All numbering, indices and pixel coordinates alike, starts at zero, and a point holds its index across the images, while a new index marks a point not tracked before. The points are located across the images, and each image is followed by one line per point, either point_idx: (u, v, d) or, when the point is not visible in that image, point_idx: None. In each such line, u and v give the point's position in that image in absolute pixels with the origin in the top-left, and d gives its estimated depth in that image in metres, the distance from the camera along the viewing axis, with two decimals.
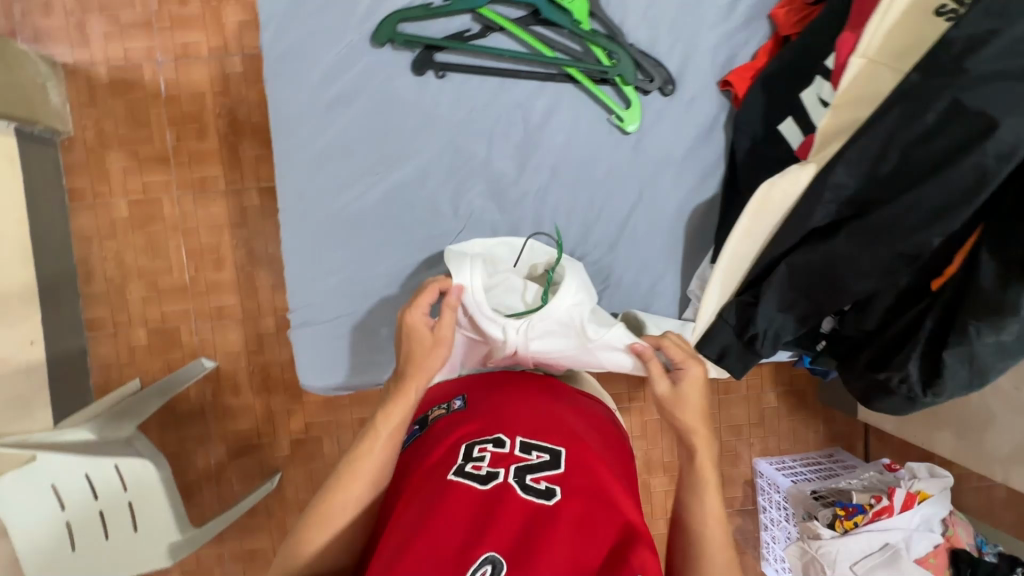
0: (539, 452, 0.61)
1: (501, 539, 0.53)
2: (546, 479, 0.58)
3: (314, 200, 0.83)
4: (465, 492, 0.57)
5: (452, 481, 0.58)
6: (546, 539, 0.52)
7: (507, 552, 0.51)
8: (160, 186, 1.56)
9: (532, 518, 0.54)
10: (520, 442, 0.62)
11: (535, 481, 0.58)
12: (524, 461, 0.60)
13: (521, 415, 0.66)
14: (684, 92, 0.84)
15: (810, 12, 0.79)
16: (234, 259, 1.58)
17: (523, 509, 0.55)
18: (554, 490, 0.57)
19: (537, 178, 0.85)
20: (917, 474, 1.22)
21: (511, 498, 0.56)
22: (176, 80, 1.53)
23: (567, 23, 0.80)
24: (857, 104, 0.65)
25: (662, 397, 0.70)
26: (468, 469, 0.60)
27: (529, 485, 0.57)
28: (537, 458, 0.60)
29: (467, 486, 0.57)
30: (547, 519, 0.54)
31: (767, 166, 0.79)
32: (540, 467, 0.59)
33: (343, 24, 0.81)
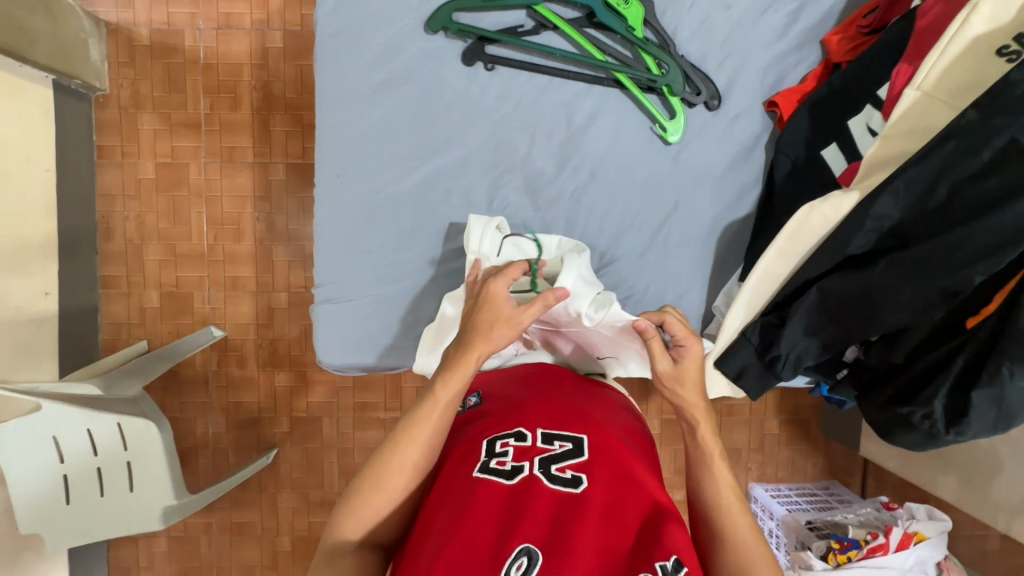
0: (561, 442, 0.61)
1: (534, 531, 0.53)
2: (571, 469, 0.58)
3: (351, 178, 0.83)
4: (492, 487, 0.57)
5: (479, 478, 0.58)
6: (578, 529, 0.53)
7: (542, 543, 0.52)
8: (189, 152, 1.56)
9: (562, 507, 0.55)
10: (541, 433, 0.62)
11: (560, 471, 0.58)
12: (547, 452, 0.60)
13: (542, 406, 0.66)
14: (729, 109, 0.85)
15: (863, 42, 0.79)
16: (254, 231, 1.58)
17: (553, 499, 0.56)
18: (580, 479, 0.58)
19: (574, 179, 0.85)
20: (915, 515, 1.21)
21: (539, 491, 0.56)
22: (216, 49, 1.54)
23: (621, 28, 0.81)
24: (908, 137, 0.65)
25: (662, 373, 0.67)
26: (492, 465, 0.60)
27: (555, 476, 0.58)
28: (560, 448, 0.60)
29: (494, 483, 0.58)
30: (578, 509, 0.55)
31: (806, 190, 0.79)
32: (564, 457, 0.60)
33: (399, 7, 0.82)
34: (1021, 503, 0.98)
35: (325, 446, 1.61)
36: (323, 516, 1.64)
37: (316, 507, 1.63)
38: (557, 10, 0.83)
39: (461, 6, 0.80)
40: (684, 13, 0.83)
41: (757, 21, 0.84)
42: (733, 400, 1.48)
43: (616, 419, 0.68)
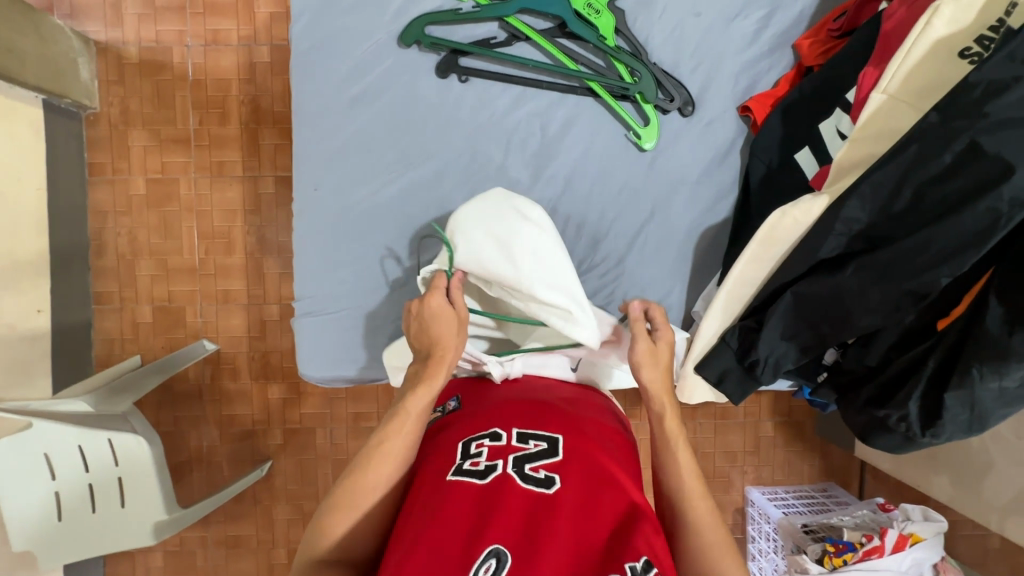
0: (536, 441, 0.62)
1: (504, 532, 0.52)
2: (545, 468, 0.59)
3: (329, 192, 0.84)
4: (466, 488, 0.57)
5: (453, 480, 0.58)
6: (550, 525, 0.52)
7: (512, 544, 0.51)
8: (179, 168, 1.58)
9: (535, 506, 0.55)
10: (516, 434, 0.62)
11: (533, 470, 0.59)
12: (521, 451, 0.60)
13: (519, 410, 0.66)
14: (703, 115, 0.85)
15: (833, 46, 0.80)
16: (245, 244, 1.59)
17: (526, 499, 0.56)
18: (553, 479, 0.57)
19: (551, 188, 0.86)
20: (911, 516, 1.21)
21: (512, 489, 0.56)
22: (204, 65, 1.56)
23: (592, 38, 0.81)
24: (875, 140, 0.65)
25: (637, 358, 0.68)
26: (467, 467, 0.60)
27: (528, 474, 0.58)
28: (534, 447, 0.61)
29: (467, 484, 0.57)
30: (551, 505, 0.55)
31: (781, 194, 0.79)
32: (538, 457, 0.60)
33: (373, 22, 0.82)
34: (1013, 503, 0.97)
35: (319, 457, 1.61)
36: None
37: (312, 518, 1.63)
38: (528, 21, 0.83)
39: (433, 20, 0.81)
40: (655, 21, 0.84)
41: (729, 27, 0.84)
42: (725, 403, 1.48)
43: (594, 420, 0.68)
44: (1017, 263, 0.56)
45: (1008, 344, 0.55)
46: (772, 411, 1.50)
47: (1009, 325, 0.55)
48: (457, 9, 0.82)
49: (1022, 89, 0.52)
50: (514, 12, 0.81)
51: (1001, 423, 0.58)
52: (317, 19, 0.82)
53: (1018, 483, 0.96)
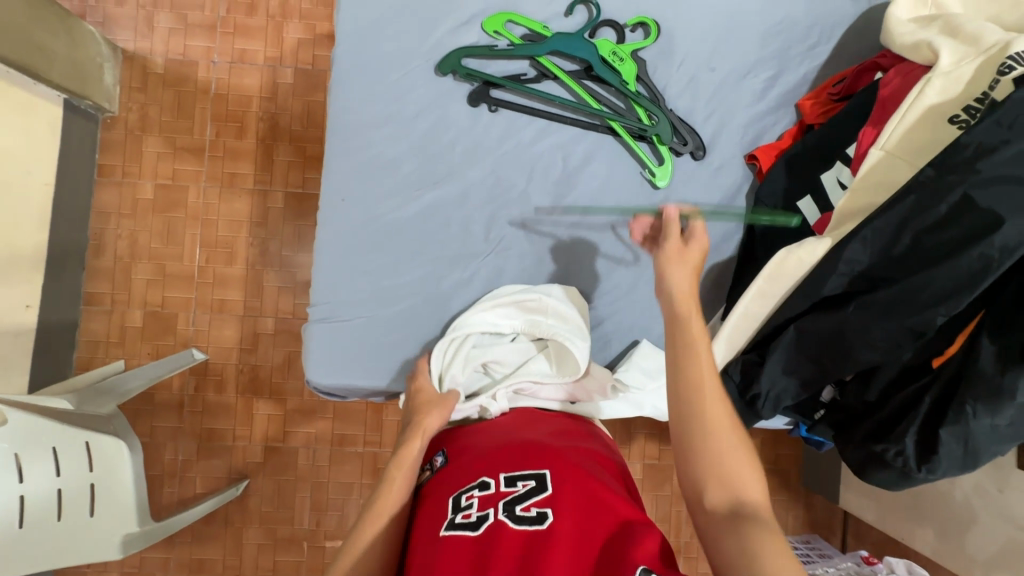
0: (524, 482, 0.62)
1: None
2: (536, 505, 0.59)
3: (355, 203, 0.87)
4: (461, 541, 0.57)
5: (446, 535, 0.58)
6: (547, 562, 0.52)
7: None
8: (190, 176, 1.60)
9: (530, 544, 0.55)
10: (504, 478, 0.63)
11: (525, 510, 0.59)
12: (511, 493, 0.61)
13: (505, 455, 0.67)
14: (713, 159, 0.91)
15: (833, 107, 0.88)
16: (247, 256, 1.59)
17: (519, 538, 0.56)
18: (545, 513, 0.58)
19: (568, 218, 0.90)
20: (895, 570, 1.19)
21: (505, 533, 0.56)
22: (228, 81, 1.61)
23: (617, 82, 0.88)
24: (874, 191, 0.71)
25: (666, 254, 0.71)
26: (459, 520, 0.60)
27: (520, 515, 0.58)
28: (523, 487, 0.61)
29: (461, 537, 0.57)
30: (546, 540, 0.55)
31: (784, 236, 0.85)
32: (528, 496, 0.60)
33: (412, 50, 0.88)
34: (998, 556, 0.99)
35: (297, 479, 1.56)
36: (290, 555, 1.56)
37: (284, 545, 1.56)
38: (558, 63, 0.90)
39: (470, 53, 0.87)
40: (673, 72, 0.91)
41: (739, 83, 0.92)
42: None
43: (586, 452, 0.69)
44: (1007, 306, 0.61)
45: (1000, 382, 0.59)
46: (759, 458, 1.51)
47: (1000, 364, 0.59)
48: (493, 46, 0.89)
49: (1008, 151, 0.58)
50: (546, 52, 0.88)
51: (994, 459, 0.62)
52: (361, 44, 0.87)
53: (1001, 536, 0.98)
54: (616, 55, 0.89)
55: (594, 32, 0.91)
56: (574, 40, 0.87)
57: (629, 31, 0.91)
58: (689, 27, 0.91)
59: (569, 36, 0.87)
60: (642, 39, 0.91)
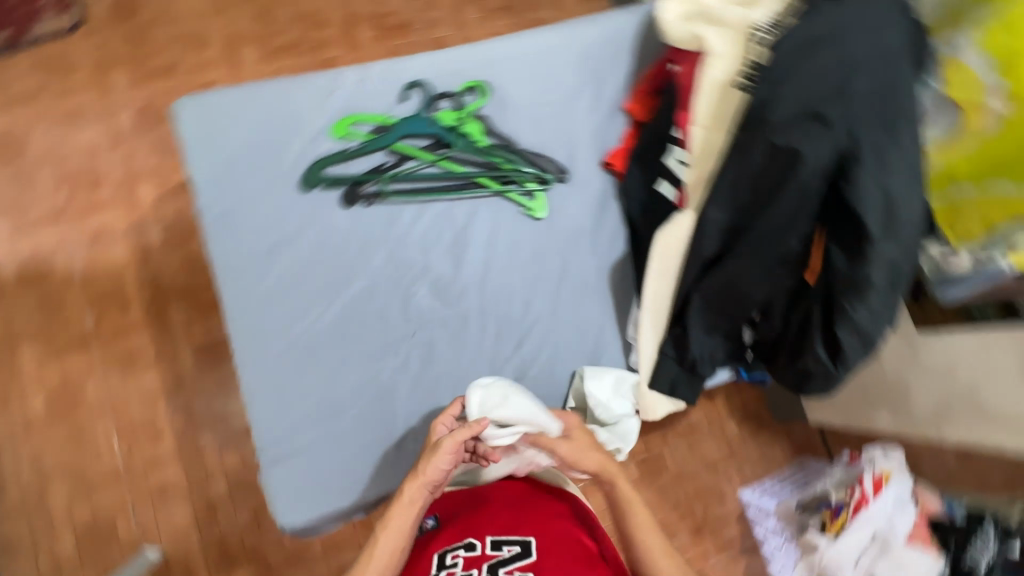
0: (510, 546, 0.75)
1: None
2: (517, 570, 0.72)
3: (267, 335, 0.86)
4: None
5: None
6: None
7: None
8: (82, 370, 1.47)
9: None
10: (490, 541, 0.76)
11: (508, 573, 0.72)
12: (496, 556, 0.74)
13: (499, 518, 0.80)
14: (576, 177, 1.01)
15: (653, 102, 1.02)
16: (173, 427, 1.48)
17: None
18: None
19: (472, 272, 0.95)
20: (875, 457, 1.26)
21: None
22: (94, 261, 1.53)
23: (468, 143, 0.96)
24: (705, 160, 0.84)
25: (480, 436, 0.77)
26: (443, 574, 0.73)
27: None
28: (508, 552, 0.74)
29: None
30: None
31: (659, 219, 0.95)
32: (512, 560, 0.73)
33: (274, 177, 0.92)
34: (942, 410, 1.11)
35: None
36: None
37: None
38: (411, 144, 0.97)
39: (328, 162, 0.92)
40: (513, 117, 1.01)
41: (571, 107, 1.04)
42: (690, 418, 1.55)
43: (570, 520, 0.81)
44: (837, 218, 0.71)
45: (857, 278, 0.70)
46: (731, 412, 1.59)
47: (851, 263, 0.70)
48: (347, 149, 0.94)
49: (783, 100, 0.71)
50: (398, 139, 0.95)
51: (884, 339, 0.72)
52: (221, 188, 0.90)
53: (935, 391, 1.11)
54: (459, 121, 0.97)
55: (432, 108, 0.99)
56: (417, 121, 0.95)
57: (462, 96, 1.00)
58: (511, 77, 1.02)
59: (411, 119, 0.95)
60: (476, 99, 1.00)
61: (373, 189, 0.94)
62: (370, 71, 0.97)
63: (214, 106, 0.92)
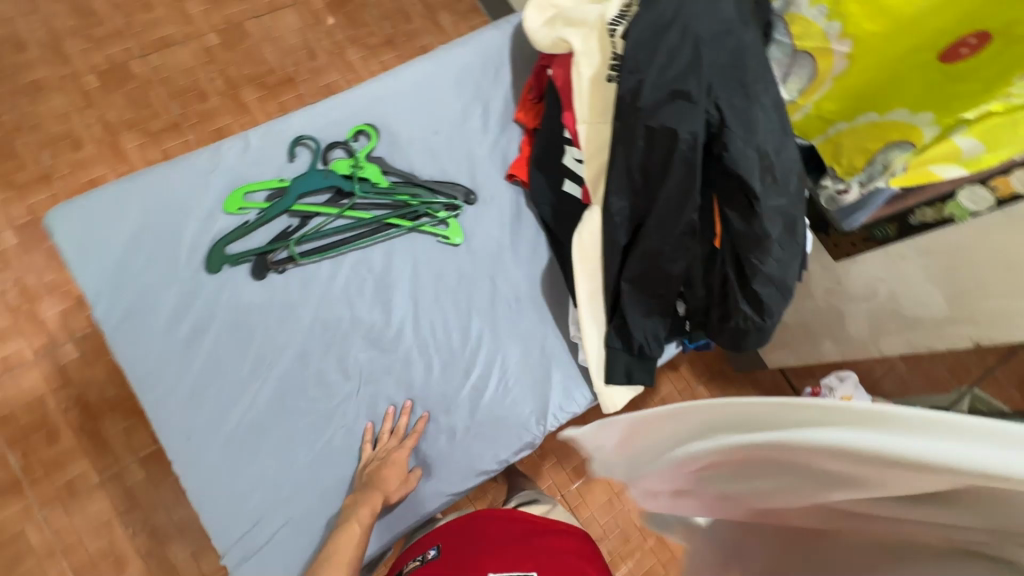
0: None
1: None
2: None
3: (204, 433, 0.82)
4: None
5: None
6: None
7: None
8: (18, 517, 1.34)
9: None
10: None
11: None
12: None
13: (502, 551, 0.77)
14: (485, 195, 1.02)
15: (538, 107, 1.05)
16: (137, 550, 1.36)
17: None
18: None
19: (404, 313, 0.94)
20: (833, 386, 1.21)
21: None
22: (5, 396, 1.39)
23: (369, 187, 0.95)
24: (598, 154, 0.86)
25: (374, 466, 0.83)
26: None
27: None
28: None
29: None
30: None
31: (572, 216, 0.97)
32: None
33: (174, 267, 0.87)
34: None
35: None
36: None
37: None
38: (311, 201, 0.95)
39: (227, 240, 0.88)
40: (409, 151, 1.01)
41: (464, 128, 1.04)
42: (660, 393, 1.57)
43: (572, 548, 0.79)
44: (723, 181, 0.75)
45: (756, 231, 0.74)
46: (698, 376, 1.62)
47: (746, 219, 0.74)
48: (245, 222, 0.91)
49: (648, 84, 0.74)
50: (296, 199, 0.92)
51: (795, 279, 0.78)
52: (118, 293, 0.85)
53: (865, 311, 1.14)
54: (355, 167, 0.96)
55: (325, 161, 0.97)
56: (311, 177, 0.93)
57: (352, 143, 0.99)
58: (397, 113, 1.02)
59: (305, 177, 0.93)
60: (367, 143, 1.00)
61: (282, 254, 0.90)
62: (252, 138, 0.95)
63: (90, 210, 0.86)
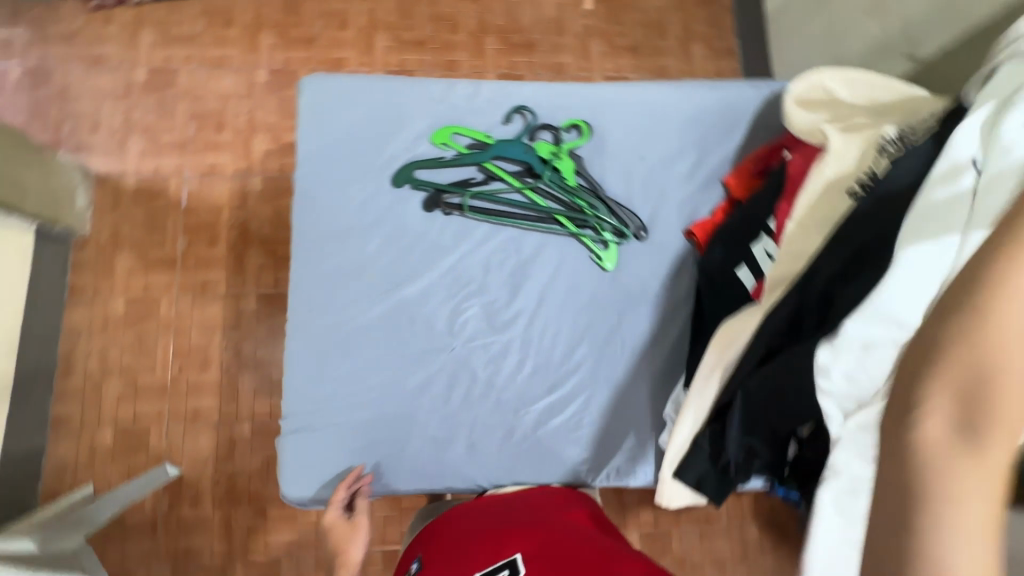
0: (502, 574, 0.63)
1: None
2: None
3: (321, 310, 0.90)
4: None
5: None
6: None
7: None
8: (162, 287, 1.62)
9: None
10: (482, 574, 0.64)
11: None
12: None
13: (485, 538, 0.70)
14: (655, 238, 0.99)
15: (755, 180, 0.97)
16: (221, 360, 1.59)
17: None
18: None
19: (525, 304, 0.95)
20: None
21: None
22: (199, 193, 1.68)
23: (558, 179, 0.97)
24: (794, 259, 0.78)
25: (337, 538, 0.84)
26: None
27: None
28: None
29: None
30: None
31: (729, 303, 0.90)
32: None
33: (370, 166, 0.96)
34: None
35: None
36: None
37: None
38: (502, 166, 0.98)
39: (420, 165, 0.95)
40: (608, 164, 1.01)
41: (668, 168, 1.02)
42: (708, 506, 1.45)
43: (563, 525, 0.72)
44: None
45: None
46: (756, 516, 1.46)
47: None
48: (441, 157, 0.97)
49: None
50: (490, 158, 0.96)
51: None
52: (321, 164, 0.95)
53: None
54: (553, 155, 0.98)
55: (533, 136, 1.00)
56: (512, 146, 0.96)
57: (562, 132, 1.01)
58: (616, 124, 1.02)
59: (508, 143, 0.96)
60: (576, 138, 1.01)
61: (455, 200, 0.96)
62: (484, 88, 1.01)
63: (336, 89, 0.98)
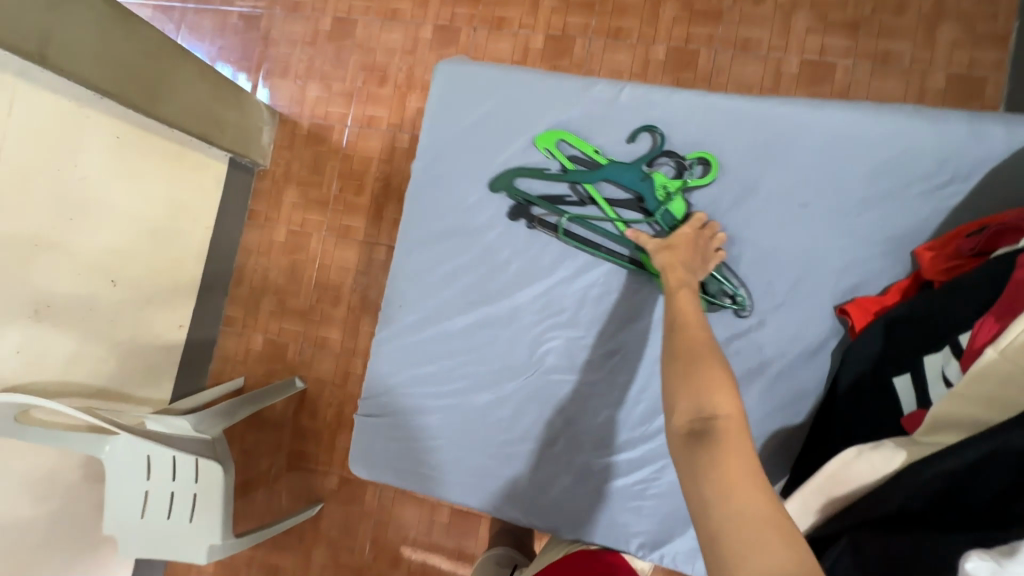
0: None
1: None
2: None
3: (413, 308, 0.93)
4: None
5: None
6: None
7: None
8: (314, 225, 1.82)
9: None
10: None
11: None
12: None
13: None
14: (795, 307, 0.81)
15: (962, 263, 0.72)
16: (350, 300, 1.77)
17: None
18: None
19: (613, 349, 0.86)
20: None
21: None
22: (356, 143, 1.80)
23: (667, 222, 0.83)
24: (978, 401, 0.58)
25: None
26: None
27: None
28: None
29: None
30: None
31: (872, 419, 0.71)
32: None
33: (484, 169, 0.92)
34: None
35: (364, 512, 1.67)
36: None
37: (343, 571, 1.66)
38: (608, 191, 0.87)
39: (519, 174, 0.89)
40: (755, 205, 0.83)
41: (835, 223, 0.80)
42: None
43: None
44: None
45: None
46: None
47: None
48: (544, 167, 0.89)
49: None
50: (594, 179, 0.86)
51: None
52: (440, 160, 0.94)
53: None
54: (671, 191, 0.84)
55: (654, 163, 0.86)
56: (622, 174, 0.84)
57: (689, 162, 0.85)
58: (782, 157, 0.82)
59: (618, 169, 0.84)
60: (702, 174, 0.85)
61: (550, 219, 0.88)
62: (623, 95, 0.88)
63: (469, 80, 0.93)
